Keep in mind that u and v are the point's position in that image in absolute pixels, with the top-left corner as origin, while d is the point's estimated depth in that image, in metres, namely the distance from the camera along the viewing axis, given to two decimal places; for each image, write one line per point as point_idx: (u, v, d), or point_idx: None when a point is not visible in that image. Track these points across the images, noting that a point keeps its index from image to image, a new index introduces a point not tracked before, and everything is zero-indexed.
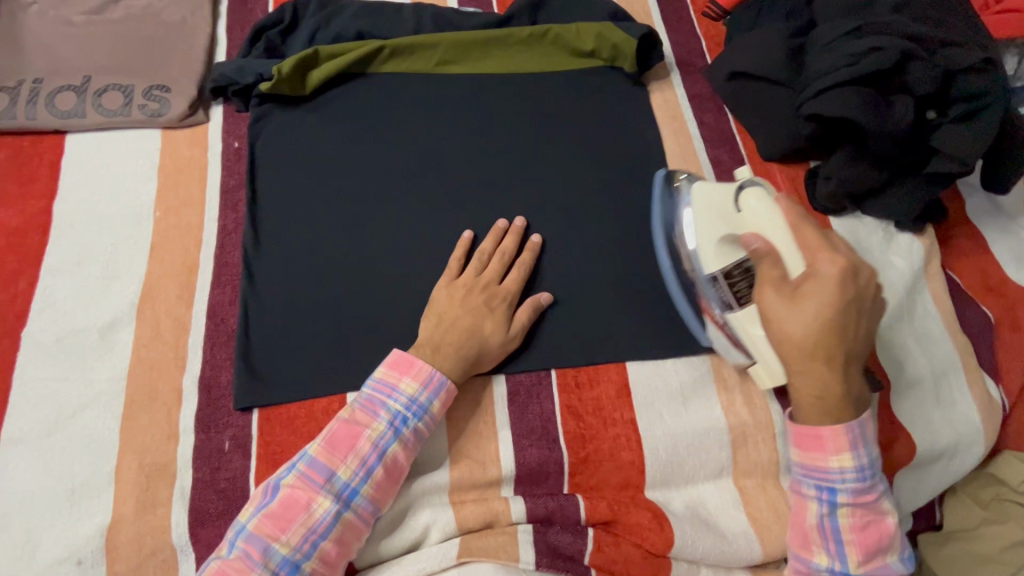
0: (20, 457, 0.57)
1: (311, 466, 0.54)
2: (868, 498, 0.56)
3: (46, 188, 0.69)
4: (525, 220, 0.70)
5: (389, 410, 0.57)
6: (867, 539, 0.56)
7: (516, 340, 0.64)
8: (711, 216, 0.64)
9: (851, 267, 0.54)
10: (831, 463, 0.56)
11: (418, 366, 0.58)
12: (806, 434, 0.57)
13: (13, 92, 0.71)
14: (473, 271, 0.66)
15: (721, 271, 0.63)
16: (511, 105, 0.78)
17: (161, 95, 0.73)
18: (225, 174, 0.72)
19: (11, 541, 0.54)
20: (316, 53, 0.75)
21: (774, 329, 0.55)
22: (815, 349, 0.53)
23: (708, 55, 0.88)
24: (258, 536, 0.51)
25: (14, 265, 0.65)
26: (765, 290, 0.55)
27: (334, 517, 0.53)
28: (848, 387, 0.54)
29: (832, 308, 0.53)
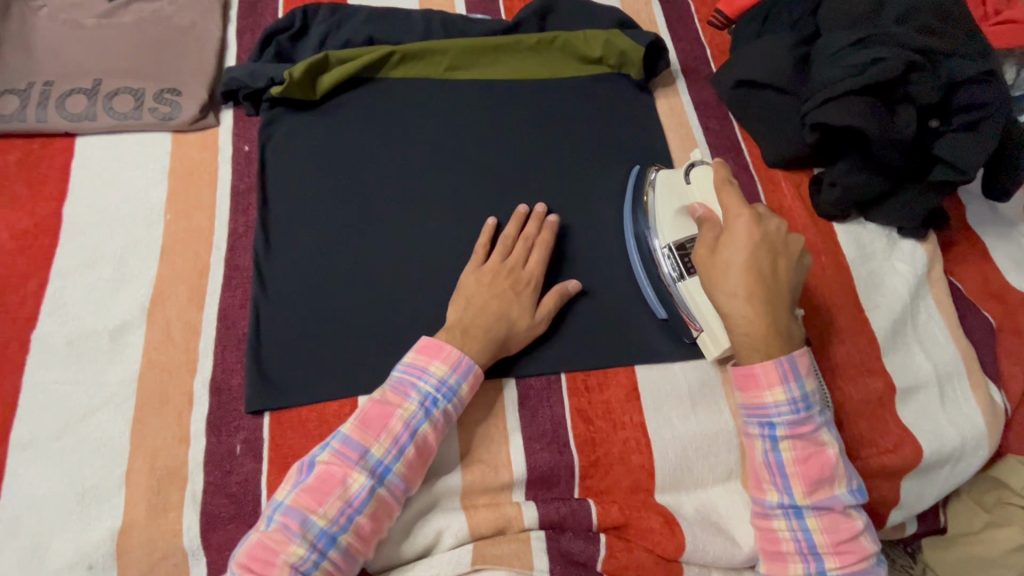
0: (30, 460, 0.57)
1: (345, 443, 0.54)
2: (805, 430, 0.57)
3: (56, 191, 0.69)
4: (545, 209, 0.71)
5: (419, 392, 0.57)
6: (811, 470, 0.57)
7: (540, 325, 0.64)
8: (667, 195, 0.69)
9: (760, 215, 0.59)
10: (765, 398, 0.57)
11: (447, 349, 0.59)
12: (741, 374, 0.58)
13: (24, 95, 0.71)
14: (500, 254, 0.67)
15: (673, 241, 0.66)
16: (520, 111, 0.79)
17: (172, 98, 0.74)
18: (236, 178, 0.72)
19: (21, 545, 0.54)
20: (327, 58, 0.76)
21: (703, 277, 0.60)
22: (730, 288, 0.57)
23: (713, 63, 0.89)
24: (296, 509, 0.52)
25: (24, 268, 0.65)
26: (695, 248, 0.61)
27: (369, 492, 0.53)
28: (773, 323, 0.57)
29: (744, 250, 0.58)
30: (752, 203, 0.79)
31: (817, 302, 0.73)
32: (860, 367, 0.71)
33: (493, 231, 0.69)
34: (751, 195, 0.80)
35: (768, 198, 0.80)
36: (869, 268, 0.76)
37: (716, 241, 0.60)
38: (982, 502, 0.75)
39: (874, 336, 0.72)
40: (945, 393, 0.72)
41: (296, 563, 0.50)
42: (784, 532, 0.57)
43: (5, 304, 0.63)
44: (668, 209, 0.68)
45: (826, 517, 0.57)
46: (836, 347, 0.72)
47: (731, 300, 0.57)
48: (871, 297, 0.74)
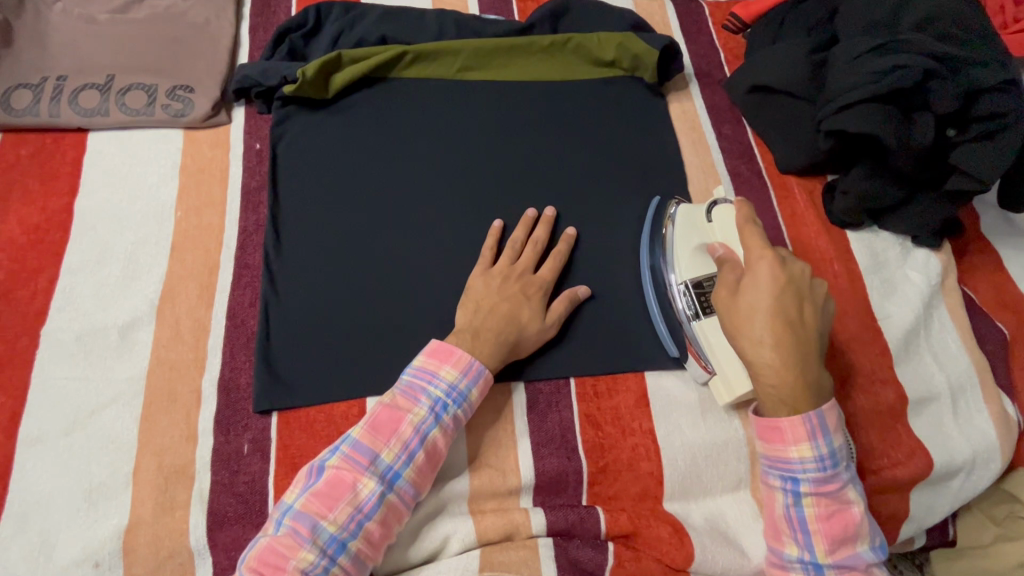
0: (38, 456, 0.57)
1: (355, 448, 0.54)
2: (830, 487, 0.56)
3: (67, 186, 0.69)
4: (555, 210, 0.71)
5: (430, 396, 0.57)
6: (834, 529, 0.56)
7: (553, 328, 0.64)
8: (686, 230, 0.68)
9: (783, 258, 0.59)
10: (791, 453, 0.56)
11: (458, 354, 0.59)
12: (766, 425, 0.57)
13: (37, 89, 0.71)
14: (509, 259, 0.67)
15: (693, 279, 0.66)
16: (533, 113, 0.79)
17: (184, 95, 0.73)
18: (247, 175, 0.72)
19: (28, 541, 0.54)
20: (340, 57, 0.76)
21: (725, 321, 0.59)
22: (754, 334, 0.56)
23: (727, 68, 0.88)
24: (306, 513, 0.51)
25: (35, 263, 0.65)
26: (716, 290, 0.61)
27: (379, 498, 0.53)
28: (803, 372, 0.56)
29: (769, 294, 0.57)
30: (765, 209, 0.79)
31: (830, 311, 0.73)
32: (872, 378, 0.70)
33: (500, 233, 0.69)
34: (764, 201, 0.79)
35: (781, 204, 0.79)
36: (882, 278, 0.75)
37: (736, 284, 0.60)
38: (992, 516, 0.75)
39: (887, 347, 0.72)
40: (958, 405, 0.71)
41: (306, 568, 0.50)
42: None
43: (15, 298, 0.63)
44: (688, 245, 0.67)
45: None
46: (848, 357, 0.71)
47: (755, 345, 0.56)
48: (884, 307, 0.74)
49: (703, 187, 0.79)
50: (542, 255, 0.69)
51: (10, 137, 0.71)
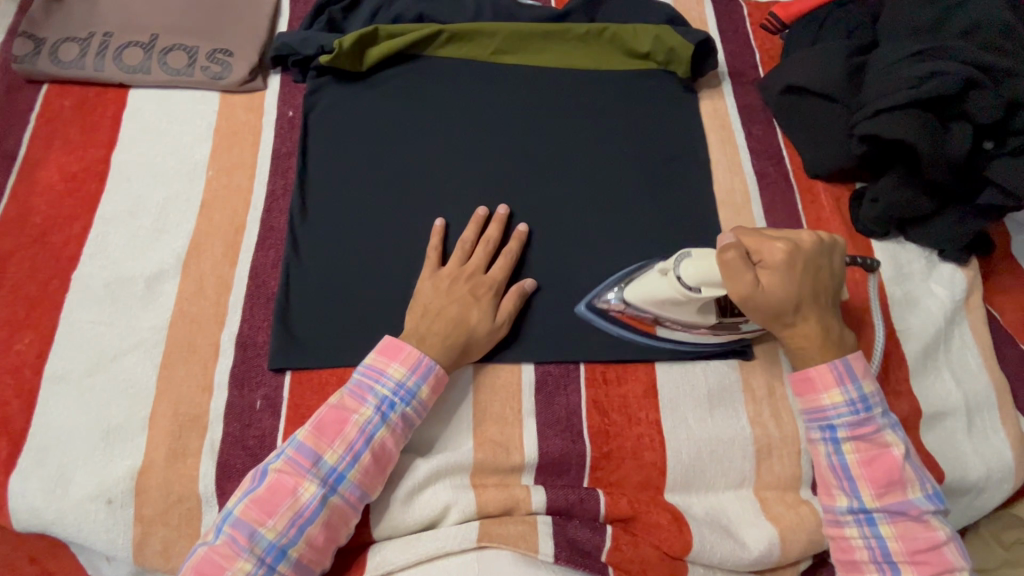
0: (61, 394, 0.59)
1: (299, 450, 0.54)
2: (867, 430, 0.59)
3: (106, 138, 0.71)
4: (509, 208, 0.70)
5: (376, 396, 0.57)
6: (877, 473, 0.58)
7: (502, 329, 0.63)
8: (676, 308, 0.62)
9: (791, 241, 0.59)
10: (823, 399, 0.60)
11: (406, 351, 0.59)
12: (801, 382, 0.61)
13: (84, 44, 0.73)
14: (460, 257, 0.66)
15: (717, 320, 0.63)
16: (561, 100, 0.79)
17: (224, 59, 0.75)
18: (278, 140, 0.74)
19: (47, 474, 0.56)
20: (376, 31, 0.76)
21: (757, 310, 0.59)
22: (788, 319, 0.60)
23: (762, 68, 0.88)
24: (244, 521, 0.52)
25: (70, 210, 0.67)
26: (735, 287, 0.58)
27: (320, 501, 0.53)
28: (828, 328, 0.60)
29: (789, 280, 0.59)
30: (790, 212, 0.78)
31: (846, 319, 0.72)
32: (887, 389, 0.70)
33: (442, 232, 0.68)
34: (789, 204, 0.78)
35: (806, 209, 0.78)
36: (905, 289, 0.74)
37: (755, 277, 0.58)
38: (1000, 540, 0.73)
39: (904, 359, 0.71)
40: (974, 422, 0.70)
41: None
42: (856, 539, 0.58)
43: (50, 243, 0.65)
44: (688, 313, 0.63)
45: (901, 523, 0.57)
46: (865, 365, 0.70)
47: (790, 327, 0.60)
48: (905, 319, 0.73)
49: (729, 186, 0.78)
50: (494, 254, 0.68)
51: (55, 88, 0.73)
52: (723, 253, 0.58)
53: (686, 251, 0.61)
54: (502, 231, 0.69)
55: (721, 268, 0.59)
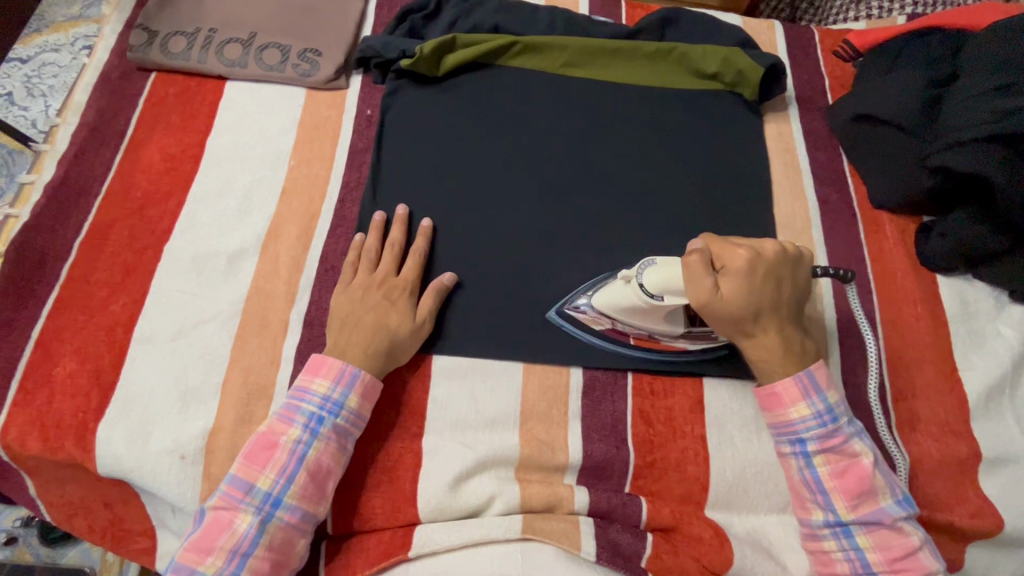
0: (146, 354, 0.64)
1: (230, 485, 0.56)
2: (835, 442, 0.58)
3: (203, 125, 0.77)
4: (407, 207, 0.71)
5: (303, 414, 0.58)
6: (850, 485, 0.57)
7: (426, 326, 0.65)
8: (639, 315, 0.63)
9: (754, 249, 0.60)
10: (790, 415, 0.59)
11: (329, 364, 0.60)
12: (764, 395, 0.60)
13: (191, 38, 0.80)
14: (371, 265, 0.67)
15: (685, 329, 0.65)
16: (627, 114, 0.81)
17: (313, 58, 0.80)
18: (356, 136, 0.78)
19: (129, 426, 0.60)
20: (455, 39, 0.80)
21: (713, 317, 0.60)
22: (748, 328, 0.60)
23: (830, 95, 0.87)
24: (185, 563, 0.54)
25: (166, 187, 0.73)
26: (695, 292, 0.59)
27: (257, 529, 0.54)
28: (785, 340, 0.60)
29: (748, 287, 0.59)
30: (851, 241, 0.77)
31: (902, 352, 0.71)
32: (945, 427, 0.68)
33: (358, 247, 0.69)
34: (850, 232, 0.77)
35: (868, 239, 0.77)
36: (969, 327, 0.73)
37: (716, 283, 0.59)
38: None
39: (964, 398, 0.69)
40: None
41: None
42: (834, 551, 0.58)
43: (147, 216, 0.71)
44: (655, 319, 0.64)
45: (876, 533, 0.57)
46: (922, 403, 0.69)
47: (750, 336, 0.60)
48: (968, 357, 0.71)
49: (789, 210, 0.78)
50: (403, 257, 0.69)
51: (162, 76, 0.80)
52: (690, 256, 0.60)
53: (650, 259, 0.62)
54: (405, 233, 0.70)
55: (682, 271, 0.59)
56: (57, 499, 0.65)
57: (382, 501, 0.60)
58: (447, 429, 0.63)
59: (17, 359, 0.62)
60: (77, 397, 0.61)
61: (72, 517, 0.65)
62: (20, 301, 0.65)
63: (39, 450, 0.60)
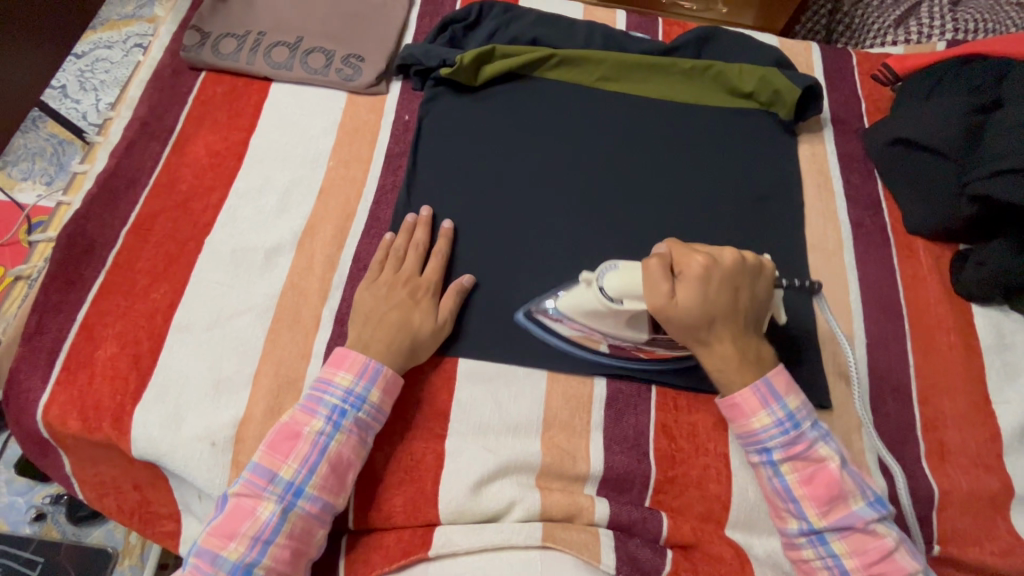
0: (184, 342, 0.66)
1: (253, 472, 0.57)
2: (799, 448, 0.57)
3: (248, 123, 0.80)
4: (430, 208, 0.73)
5: (326, 406, 0.59)
6: (819, 491, 0.56)
7: (446, 327, 0.66)
8: (596, 318, 0.63)
9: (712, 256, 0.59)
10: (753, 425, 0.58)
11: (351, 358, 0.61)
12: (726, 405, 0.60)
13: (241, 40, 0.83)
14: (397, 263, 0.68)
15: (648, 336, 0.64)
16: (660, 129, 0.81)
17: (356, 63, 0.83)
18: (393, 141, 0.80)
19: (164, 411, 0.62)
20: (494, 49, 0.82)
21: (668, 324, 0.59)
22: (702, 336, 0.59)
23: (866, 119, 0.87)
24: (208, 548, 0.55)
25: (210, 182, 0.75)
26: (650, 297, 0.59)
27: (279, 517, 0.55)
28: (741, 349, 0.59)
29: (703, 296, 0.58)
30: (883, 265, 0.76)
31: (934, 381, 0.70)
32: (976, 461, 0.66)
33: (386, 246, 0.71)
34: (883, 257, 0.77)
35: (902, 264, 0.76)
36: (1005, 360, 0.71)
37: (673, 290, 0.58)
38: None
39: (997, 433, 0.67)
40: None
41: None
42: (813, 560, 0.57)
43: (191, 208, 0.73)
44: (614, 325, 0.63)
45: (851, 537, 0.56)
46: (953, 435, 0.67)
47: (705, 344, 0.60)
48: (1002, 390, 0.69)
49: (821, 232, 0.78)
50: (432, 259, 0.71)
51: (212, 75, 0.83)
52: (649, 264, 0.59)
53: (612, 263, 0.62)
54: (429, 234, 0.72)
55: (641, 276, 0.59)
56: (91, 477, 0.67)
57: (403, 500, 0.61)
58: (469, 432, 0.64)
59: (63, 340, 0.65)
60: (116, 379, 0.63)
61: (104, 497, 0.68)
62: (69, 284, 0.68)
63: (79, 429, 0.62)
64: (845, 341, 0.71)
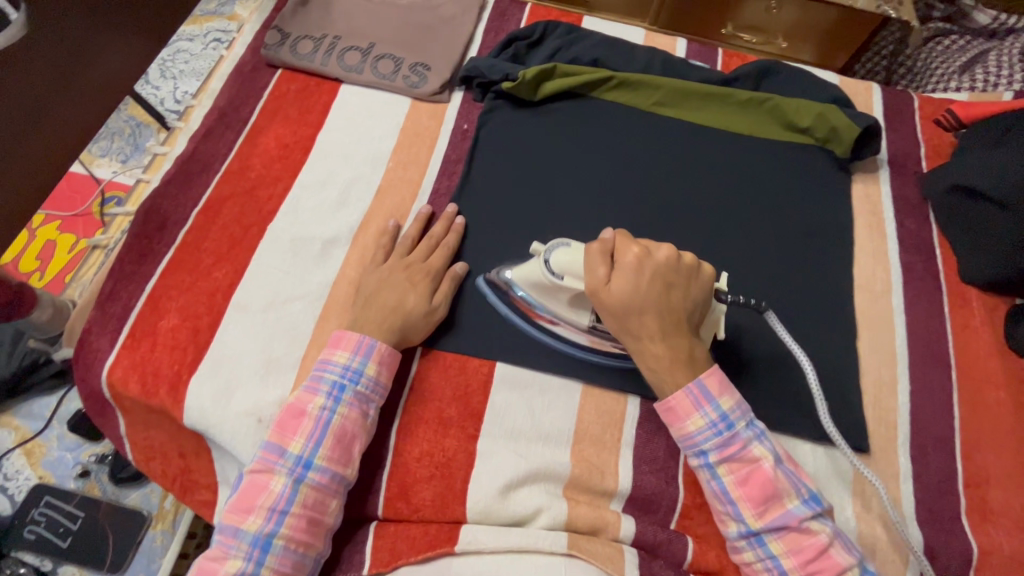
0: (240, 321, 0.69)
1: (265, 450, 0.59)
2: (733, 449, 0.58)
3: (317, 120, 0.84)
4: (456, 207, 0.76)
5: (327, 383, 0.62)
6: (754, 492, 0.56)
7: (438, 313, 0.68)
8: (539, 292, 0.66)
9: (648, 249, 0.60)
10: (688, 428, 0.59)
11: (347, 337, 0.64)
12: (661, 407, 0.60)
13: (317, 42, 0.88)
14: (404, 251, 0.72)
15: (590, 321, 0.66)
16: (713, 158, 0.82)
17: (422, 72, 0.87)
18: (451, 147, 0.83)
19: (216, 385, 0.66)
20: (555, 67, 0.84)
21: (602, 308, 0.61)
22: (635, 330, 0.60)
23: (925, 163, 0.86)
24: (230, 523, 0.58)
25: (277, 173, 0.79)
26: (588, 278, 0.61)
27: (292, 489, 0.58)
28: (671, 347, 0.59)
29: (637, 285, 0.59)
30: (934, 312, 0.75)
31: (981, 437, 0.68)
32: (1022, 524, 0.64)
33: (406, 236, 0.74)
34: (934, 304, 0.75)
35: (953, 313, 0.75)
36: None
37: (609, 276, 0.60)
38: None
39: None
40: None
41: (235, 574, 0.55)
42: (754, 562, 0.57)
43: (257, 196, 0.78)
44: (562, 302, 0.66)
45: (787, 537, 0.56)
46: (999, 495, 0.65)
47: (636, 339, 0.60)
48: None
49: (870, 273, 0.77)
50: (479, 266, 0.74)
51: (287, 73, 0.88)
52: (590, 249, 0.61)
53: (564, 241, 0.64)
54: (446, 230, 0.74)
55: (583, 257, 0.62)
56: (141, 440, 0.70)
57: (433, 494, 0.62)
58: (502, 437, 0.65)
59: (130, 309, 0.69)
60: (175, 350, 0.67)
61: (151, 460, 0.71)
62: (142, 257, 0.73)
63: (137, 392, 0.66)
64: (887, 386, 0.70)
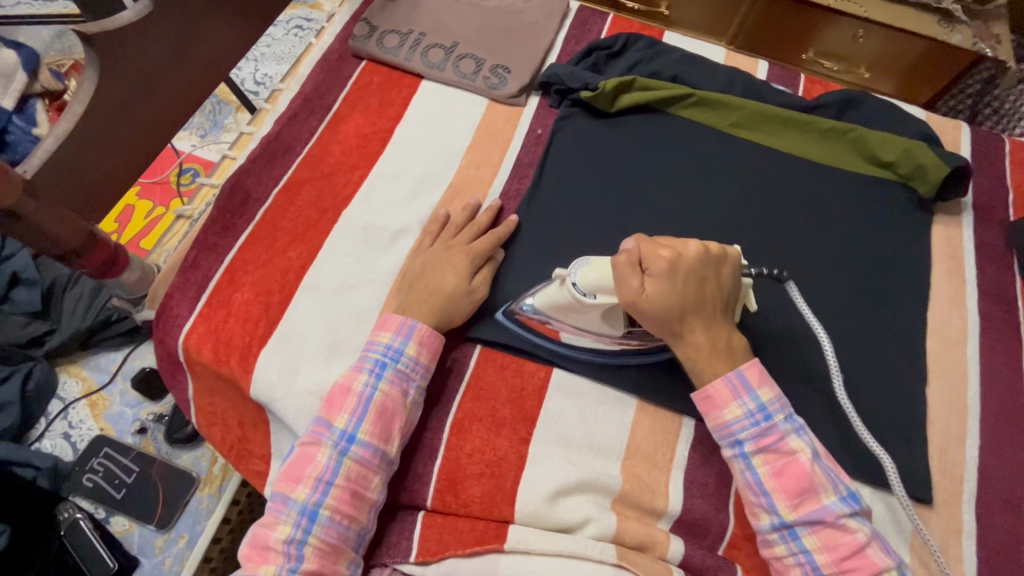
0: (309, 301, 0.71)
1: (314, 424, 0.62)
2: (770, 440, 0.57)
3: (396, 113, 0.86)
4: (499, 203, 0.78)
5: (370, 360, 0.64)
6: (789, 483, 0.56)
7: (479, 292, 0.69)
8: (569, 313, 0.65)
9: (676, 250, 0.59)
10: (724, 416, 0.59)
11: (390, 318, 0.66)
12: (700, 399, 0.60)
13: (403, 37, 0.90)
14: (448, 236, 0.73)
15: (625, 329, 0.65)
16: (789, 184, 0.80)
17: (502, 74, 0.88)
18: (523, 151, 0.84)
19: (282, 360, 0.68)
20: (635, 80, 0.84)
21: (638, 316, 0.60)
22: (675, 328, 0.59)
23: (1012, 210, 0.83)
24: (279, 491, 0.60)
25: (354, 161, 0.82)
26: (620, 289, 0.59)
27: (336, 462, 0.59)
28: (711, 338, 0.60)
29: (672, 289, 0.58)
30: (1011, 366, 0.71)
31: None
32: None
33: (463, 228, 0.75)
34: (1012, 358, 0.72)
35: None
36: None
37: (642, 283, 0.59)
38: None
39: None
40: None
41: (284, 540, 0.57)
42: (786, 557, 0.56)
43: (334, 181, 0.80)
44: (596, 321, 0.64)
45: (821, 532, 0.55)
46: None
47: (678, 336, 0.60)
48: None
49: (946, 318, 0.74)
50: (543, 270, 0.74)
51: (371, 65, 0.90)
52: (617, 263, 0.59)
53: (584, 260, 0.63)
54: (491, 220, 0.76)
55: (611, 272, 0.60)
56: (206, 405, 0.73)
57: (482, 490, 0.63)
58: (554, 443, 0.65)
59: (210, 279, 0.72)
60: (247, 323, 0.70)
61: (212, 426, 0.74)
62: (223, 230, 0.75)
63: (209, 359, 0.69)
64: (956, 437, 0.68)
